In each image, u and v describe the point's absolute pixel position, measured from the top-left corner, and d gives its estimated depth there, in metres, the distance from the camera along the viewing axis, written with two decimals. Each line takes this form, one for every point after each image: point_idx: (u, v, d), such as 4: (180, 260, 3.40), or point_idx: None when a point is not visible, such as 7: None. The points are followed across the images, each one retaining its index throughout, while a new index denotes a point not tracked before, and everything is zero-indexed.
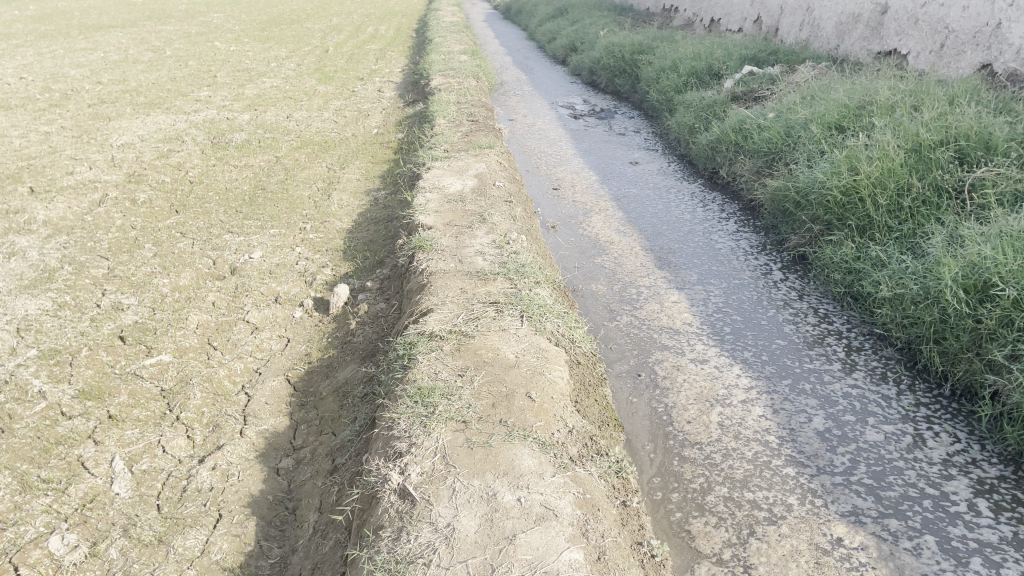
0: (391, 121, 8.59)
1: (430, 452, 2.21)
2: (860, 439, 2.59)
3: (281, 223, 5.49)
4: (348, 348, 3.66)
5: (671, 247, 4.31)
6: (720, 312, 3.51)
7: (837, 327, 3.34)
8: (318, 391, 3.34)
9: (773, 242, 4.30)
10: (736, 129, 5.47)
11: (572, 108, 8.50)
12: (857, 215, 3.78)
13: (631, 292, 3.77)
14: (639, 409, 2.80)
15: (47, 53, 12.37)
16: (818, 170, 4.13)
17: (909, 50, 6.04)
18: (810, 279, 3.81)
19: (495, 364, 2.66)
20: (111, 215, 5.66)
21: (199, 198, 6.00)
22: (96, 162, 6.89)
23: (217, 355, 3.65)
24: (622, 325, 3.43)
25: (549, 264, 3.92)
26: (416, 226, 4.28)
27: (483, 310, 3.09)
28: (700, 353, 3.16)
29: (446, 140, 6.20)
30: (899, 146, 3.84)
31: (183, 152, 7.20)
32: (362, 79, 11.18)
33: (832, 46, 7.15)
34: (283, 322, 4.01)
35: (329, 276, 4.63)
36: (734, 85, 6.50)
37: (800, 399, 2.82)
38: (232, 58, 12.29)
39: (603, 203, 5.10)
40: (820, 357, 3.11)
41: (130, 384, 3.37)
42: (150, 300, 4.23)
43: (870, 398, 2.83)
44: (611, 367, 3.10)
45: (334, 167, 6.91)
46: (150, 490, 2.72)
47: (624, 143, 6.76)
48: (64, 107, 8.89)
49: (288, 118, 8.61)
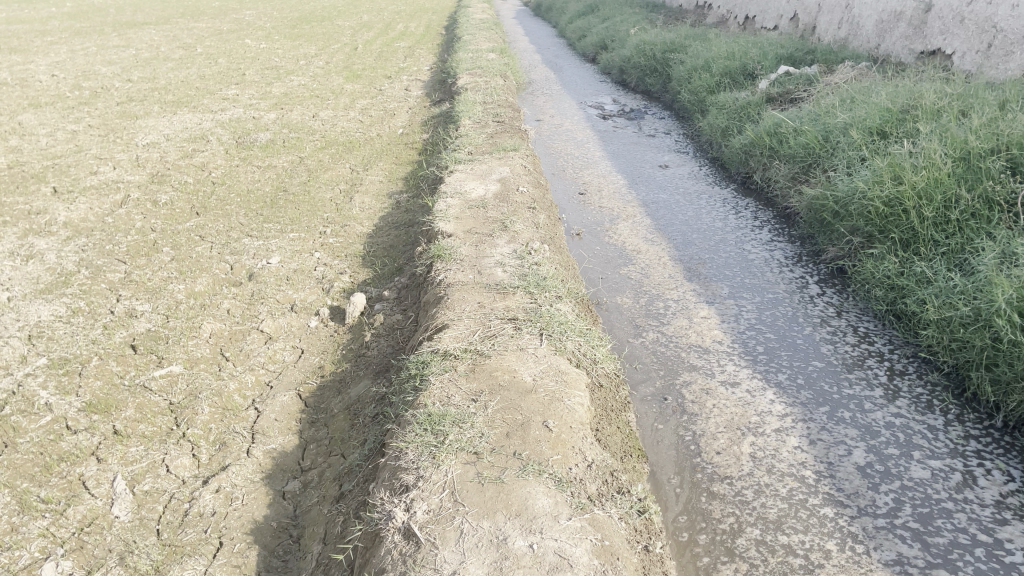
0: (417, 121, 8.46)
1: (438, 488, 2.07)
2: (905, 476, 2.39)
3: (301, 227, 5.39)
4: (361, 361, 3.53)
5: (701, 257, 4.12)
6: (753, 330, 3.32)
7: (879, 349, 3.14)
8: (330, 408, 3.21)
9: (810, 253, 4.09)
10: (771, 133, 5.26)
11: (601, 108, 8.30)
12: (900, 227, 3.56)
13: (659, 306, 3.60)
14: (665, 437, 2.63)
15: (79, 50, 12.42)
16: (859, 179, 3.92)
17: (954, 50, 5.77)
18: (849, 295, 3.61)
19: (511, 389, 2.50)
20: (132, 217, 5.60)
21: (221, 200, 5.92)
22: (120, 162, 6.85)
23: (229, 367, 3.54)
24: (649, 343, 3.25)
25: (573, 276, 3.76)
26: (436, 233, 4.14)
27: (501, 326, 2.94)
28: (731, 374, 2.97)
29: (470, 142, 6.06)
30: (947, 154, 3.61)
31: (207, 152, 7.14)
32: (389, 77, 11.08)
33: (872, 45, 6.88)
34: (297, 332, 3.89)
35: (346, 284, 4.51)
36: (770, 85, 6.27)
37: (839, 429, 2.62)
38: (261, 56, 12.25)
39: (631, 209, 4.92)
40: (860, 382, 2.91)
41: (138, 397, 3.27)
42: (164, 307, 4.14)
43: (915, 429, 2.63)
44: (635, 389, 2.93)
45: (358, 169, 6.80)
46: (151, 513, 2.61)
47: (654, 145, 6.55)
48: (93, 105, 8.88)
49: (313, 118, 8.52)
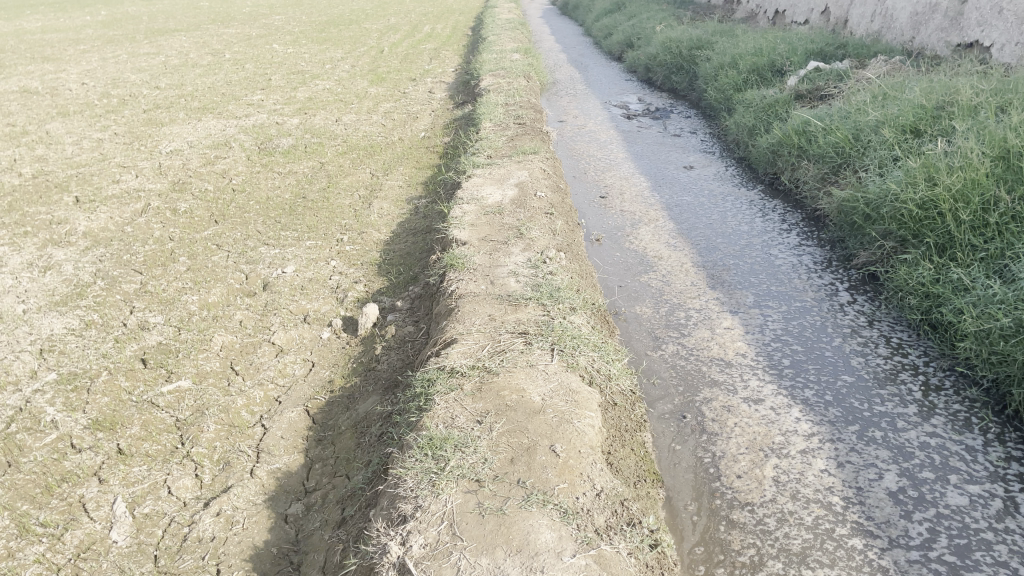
0: (440, 125, 8.38)
1: (436, 519, 1.96)
2: (940, 503, 2.23)
3: (318, 234, 5.32)
4: (371, 376, 3.43)
5: (726, 263, 3.96)
6: (779, 342, 3.16)
7: (913, 362, 2.97)
8: (337, 425, 3.11)
9: (840, 258, 3.92)
10: (800, 132, 5.06)
11: (625, 107, 8.14)
12: (936, 231, 3.36)
13: (679, 316, 3.45)
14: (683, 458, 2.49)
15: (110, 58, 12.53)
16: (891, 180, 3.73)
17: (993, 42, 5.54)
18: (882, 303, 3.43)
19: (518, 409, 2.38)
20: (151, 226, 5.57)
21: (240, 207, 5.88)
22: (142, 170, 6.85)
23: (238, 381, 3.46)
24: (668, 356, 3.11)
25: (590, 285, 3.63)
26: (450, 241, 4.03)
27: (511, 341, 2.82)
28: (754, 391, 2.81)
29: (490, 145, 5.94)
30: (985, 154, 3.41)
31: (229, 159, 7.12)
32: (414, 80, 11.02)
33: (906, 38, 6.64)
34: (309, 344, 3.80)
35: (361, 293, 4.42)
36: (798, 82, 6.07)
37: (869, 450, 2.46)
38: (287, 60, 12.26)
39: (653, 213, 4.77)
40: (893, 398, 2.74)
41: (144, 414, 3.21)
42: (177, 319, 4.08)
43: (952, 450, 2.46)
44: (652, 407, 2.79)
45: (378, 174, 6.73)
46: (150, 538, 2.56)
47: (679, 145, 6.38)
48: (120, 113, 8.93)
49: (336, 122, 8.47)
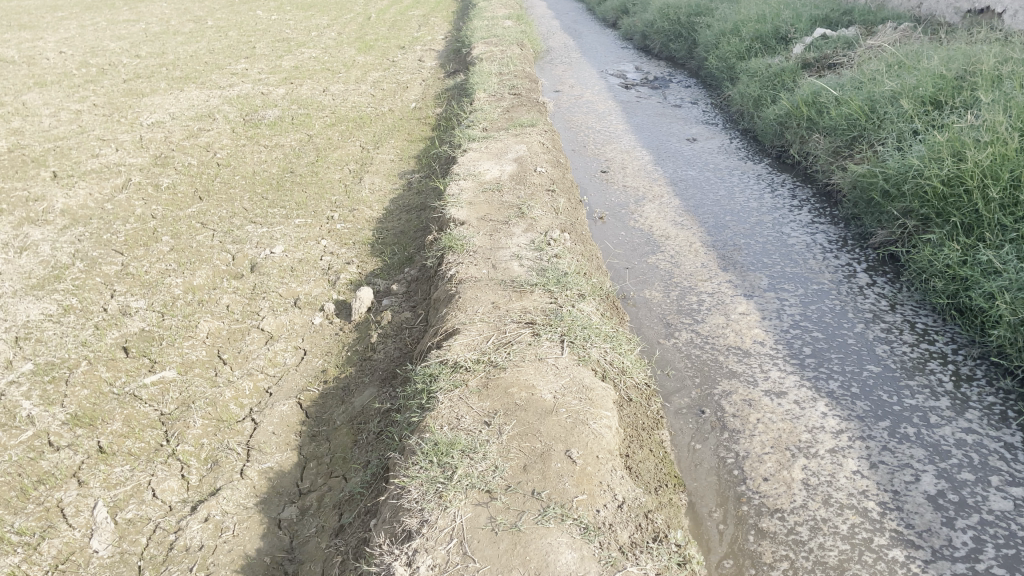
0: (431, 95, 8.12)
1: (446, 536, 1.80)
2: (984, 508, 2.08)
3: (307, 211, 5.10)
4: (366, 366, 3.24)
5: (737, 242, 3.79)
6: (798, 329, 3.00)
7: (940, 349, 2.81)
8: (332, 420, 2.93)
9: (856, 237, 3.75)
10: (809, 103, 4.87)
11: (623, 76, 7.89)
12: (962, 209, 3.18)
13: (691, 300, 3.28)
14: (705, 459, 2.33)
15: (89, 26, 12.12)
16: (913, 155, 3.54)
17: (1005, 8, 5.34)
18: (904, 285, 3.27)
19: (529, 409, 2.20)
20: (132, 203, 5.33)
21: (225, 182, 5.65)
22: (122, 143, 6.58)
23: (226, 372, 3.27)
24: (682, 345, 2.94)
25: (596, 267, 3.45)
26: (447, 221, 3.83)
27: (518, 332, 2.64)
28: (776, 383, 2.66)
29: (486, 117, 5.71)
30: (1013, 127, 3.21)
31: (213, 131, 6.85)
32: (402, 47, 10.72)
33: (913, 4, 6.40)
34: (300, 331, 3.62)
35: (354, 275, 4.22)
36: (804, 51, 5.86)
37: (903, 449, 2.31)
38: (272, 28, 11.90)
39: (657, 188, 4.59)
40: (924, 390, 2.59)
41: (127, 408, 3.02)
42: (160, 303, 3.87)
43: (990, 448, 2.31)
44: (668, 401, 2.63)
45: (369, 147, 6.50)
46: (133, 547, 2.39)
47: (680, 116, 6.17)
48: (99, 83, 8.61)
49: (323, 92, 8.20)
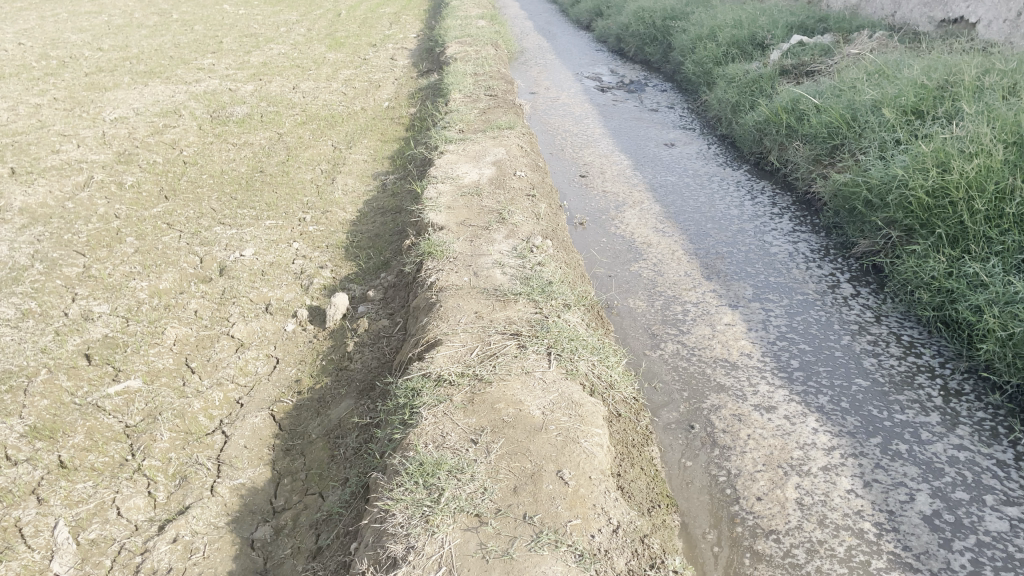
0: (404, 94, 8.00)
1: (435, 564, 1.71)
2: (980, 529, 2.04)
3: (278, 213, 4.97)
4: (342, 376, 3.13)
5: (719, 250, 3.75)
6: (785, 340, 2.96)
7: (928, 362, 2.79)
8: (307, 433, 2.82)
9: (838, 246, 3.73)
10: (788, 110, 4.85)
11: (598, 79, 7.85)
12: (947, 220, 3.15)
13: (676, 310, 3.23)
14: (696, 477, 2.27)
15: (49, 17, 11.78)
16: (896, 164, 3.52)
17: (979, 19, 5.37)
18: (888, 296, 3.25)
19: (518, 427, 2.12)
20: (94, 202, 5.15)
21: (192, 181, 5.49)
22: (84, 139, 6.37)
23: (194, 381, 3.15)
24: (668, 357, 2.89)
25: (579, 276, 3.38)
26: (425, 226, 3.74)
27: (503, 344, 2.55)
28: (765, 397, 2.61)
29: (462, 118, 5.62)
30: (998, 139, 3.19)
31: (180, 128, 6.67)
32: (374, 45, 10.58)
33: (887, 12, 6.43)
34: (273, 338, 3.50)
35: (327, 279, 4.09)
36: (782, 57, 5.85)
37: (896, 467, 2.27)
38: (240, 22, 11.67)
39: (637, 194, 4.54)
40: (913, 405, 2.56)
41: (89, 419, 2.88)
42: (125, 308, 3.72)
43: (983, 465, 2.28)
44: (657, 415, 2.57)
45: (341, 146, 6.36)
46: (97, 571, 2.26)
47: (657, 120, 6.14)
48: (59, 76, 8.35)
49: (293, 90, 8.03)
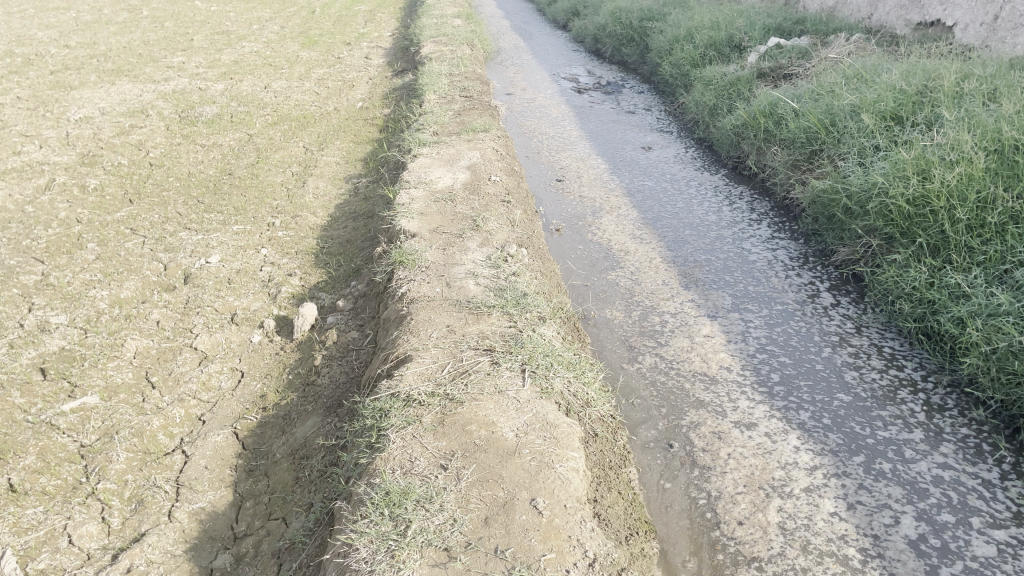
0: (378, 94, 7.88)
1: None
2: (967, 554, 1.98)
3: (247, 217, 4.83)
4: (309, 391, 3.01)
5: (697, 258, 3.67)
6: (765, 353, 2.89)
7: (910, 376, 2.73)
8: (271, 453, 2.71)
9: (818, 254, 3.67)
10: (766, 113, 4.79)
11: (575, 80, 7.76)
12: (928, 229, 3.10)
13: (653, 321, 3.15)
14: (676, 500, 2.19)
15: (16, 12, 11.49)
16: (877, 171, 3.46)
17: (956, 22, 5.35)
18: (869, 306, 3.19)
19: (489, 450, 2.03)
20: (55, 206, 4.98)
21: (158, 185, 5.33)
22: (47, 140, 6.18)
23: (154, 398, 3.01)
24: (646, 372, 2.80)
25: (555, 286, 3.29)
26: (397, 233, 3.64)
27: (475, 361, 2.46)
28: (746, 414, 2.54)
29: (436, 120, 5.51)
30: (979, 146, 3.14)
31: (146, 129, 6.50)
32: (348, 44, 10.43)
33: (863, 15, 6.41)
34: (238, 351, 3.37)
35: (296, 288, 3.97)
36: (759, 60, 5.80)
37: (880, 488, 2.20)
38: (212, 19, 11.46)
39: (614, 199, 4.45)
40: (897, 422, 2.50)
41: (41, 439, 2.74)
42: (83, 319, 3.57)
43: (968, 486, 2.22)
44: (635, 433, 2.48)
45: (312, 148, 6.23)
46: None
47: (634, 123, 6.07)
48: (23, 74, 8.12)
49: (265, 89, 7.87)
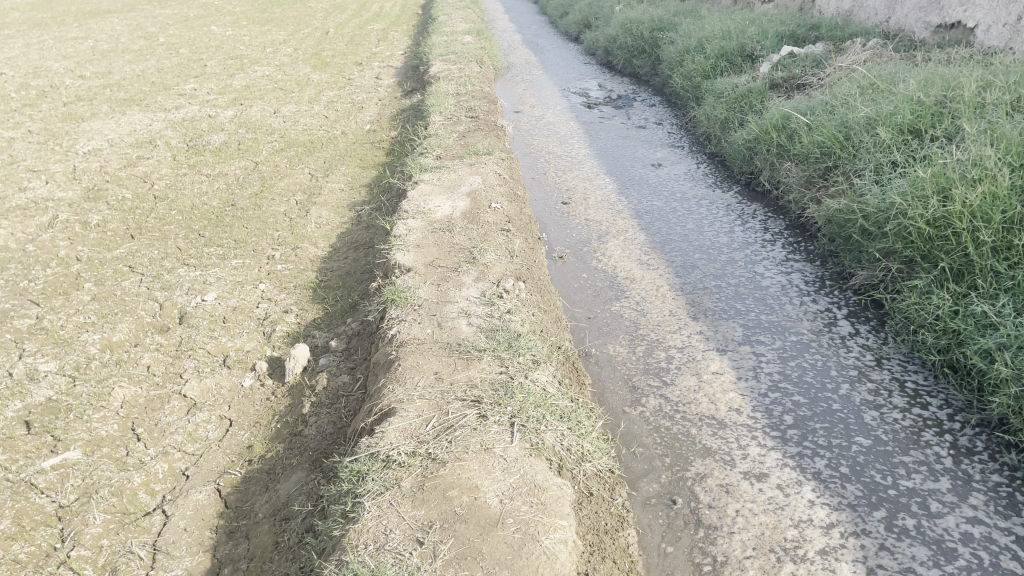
0: (387, 116, 7.78)
1: None
2: None
3: (247, 250, 4.73)
4: (296, 441, 2.90)
5: (707, 285, 3.49)
6: (777, 391, 2.70)
7: (934, 415, 2.53)
8: (253, 513, 2.59)
9: (835, 278, 3.47)
10: (779, 127, 4.60)
11: (585, 94, 7.60)
12: (950, 251, 2.89)
13: (659, 356, 2.97)
14: (677, 567, 2.02)
15: (34, 44, 11.59)
16: (894, 189, 3.26)
17: (977, 23, 5.11)
18: (890, 336, 2.99)
19: (470, 521, 1.87)
20: (56, 243, 4.91)
21: (160, 218, 5.25)
22: (53, 174, 6.14)
23: (138, 451, 2.89)
24: (650, 416, 2.63)
25: (554, 322, 3.13)
26: (392, 268, 3.50)
27: (461, 414, 2.30)
28: (756, 463, 2.35)
29: (439, 143, 5.38)
30: (1004, 162, 2.93)
31: (153, 160, 6.44)
32: (359, 65, 10.36)
33: (880, 18, 6.19)
34: (227, 397, 3.23)
35: (292, 326, 3.85)
36: (772, 70, 5.61)
37: (902, 549, 2.01)
38: (226, 44, 11.46)
39: (621, 221, 4.29)
40: (921, 468, 2.30)
41: (17, 501, 2.62)
42: (73, 365, 3.45)
43: (1000, 544, 2.02)
44: (635, 488, 2.31)
45: (318, 174, 6.13)
46: None
47: (644, 138, 5.89)
48: (36, 107, 8.14)
49: (274, 114, 7.81)
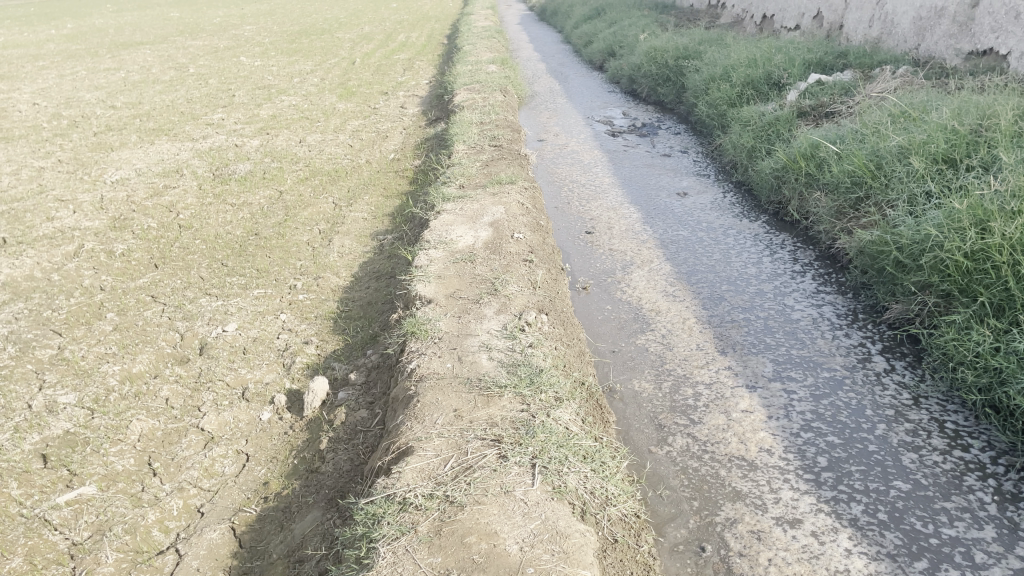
0: (411, 145, 7.79)
1: None
2: None
3: (269, 280, 4.71)
4: (313, 478, 2.86)
5: (735, 318, 3.39)
6: (810, 431, 2.60)
7: (976, 458, 2.41)
8: (268, 553, 2.53)
9: (868, 311, 3.36)
10: (808, 156, 4.51)
11: (609, 123, 7.56)
12: (990, 286, 2.78)
13: (686, 393, 2.88)
14: None
15: (69, 75, 11.82)
16: (930, 221, 3.16)
17: (1010, 50, 5.00)
18: (927, 373, 2.87)
19: (489, 570, 1.79)
20: (81, 273, 4.93)
21: (184, 248, 5.26)
22: (81, 204, 6.19)
23: (154, 487, 2.84)
24: (676, 456, 2.53)
25: (578, 356, 3.06)
26: (412, 299, 3.45)
27: (481, 454, 2.23)
28: (789, 507, 2.25)
29: (462, 172, 5.35)
30: None
31: (179, 189, 6.48)
32: (385, 94, 10.43)
33: (910, 45, 6.10)
34: (245, 430, 3.18)
35: (311, 357, 3.80)
36: (799, 98, 5.53)
37: None
38: (254, 74, 11.61)
39: (646, 252, 4.21)
40: (964, 516, 2.18)
41: (30, 538, 2.58)
42: (92, 397, 3.41)
43: None
44: (662, 533, 2.22)
45: (341, 203, 6.12)
46: None
47: (670, 167, 5.82)
48: (67, 137, 8.25)
49: (299, 143, 7.85)
